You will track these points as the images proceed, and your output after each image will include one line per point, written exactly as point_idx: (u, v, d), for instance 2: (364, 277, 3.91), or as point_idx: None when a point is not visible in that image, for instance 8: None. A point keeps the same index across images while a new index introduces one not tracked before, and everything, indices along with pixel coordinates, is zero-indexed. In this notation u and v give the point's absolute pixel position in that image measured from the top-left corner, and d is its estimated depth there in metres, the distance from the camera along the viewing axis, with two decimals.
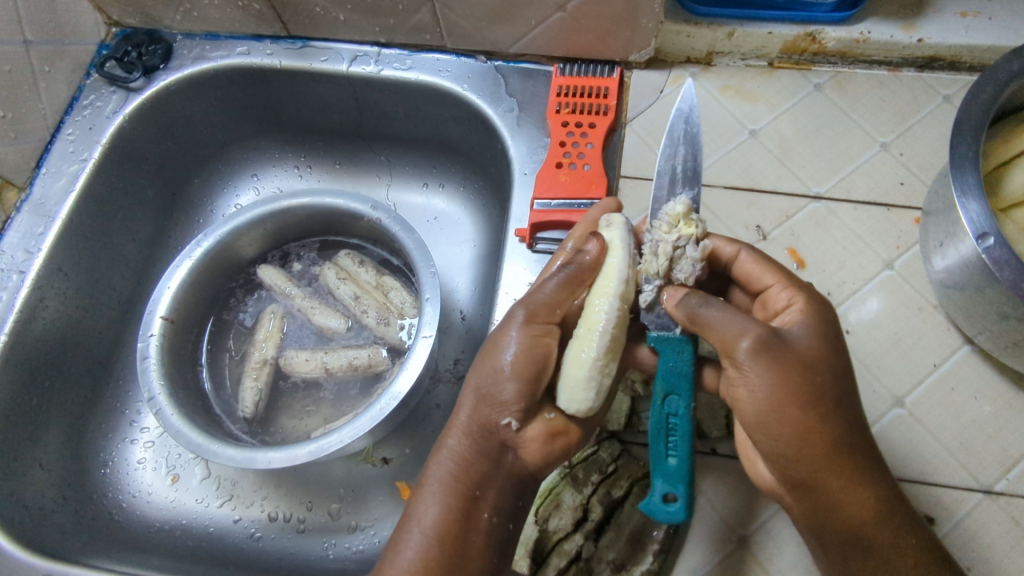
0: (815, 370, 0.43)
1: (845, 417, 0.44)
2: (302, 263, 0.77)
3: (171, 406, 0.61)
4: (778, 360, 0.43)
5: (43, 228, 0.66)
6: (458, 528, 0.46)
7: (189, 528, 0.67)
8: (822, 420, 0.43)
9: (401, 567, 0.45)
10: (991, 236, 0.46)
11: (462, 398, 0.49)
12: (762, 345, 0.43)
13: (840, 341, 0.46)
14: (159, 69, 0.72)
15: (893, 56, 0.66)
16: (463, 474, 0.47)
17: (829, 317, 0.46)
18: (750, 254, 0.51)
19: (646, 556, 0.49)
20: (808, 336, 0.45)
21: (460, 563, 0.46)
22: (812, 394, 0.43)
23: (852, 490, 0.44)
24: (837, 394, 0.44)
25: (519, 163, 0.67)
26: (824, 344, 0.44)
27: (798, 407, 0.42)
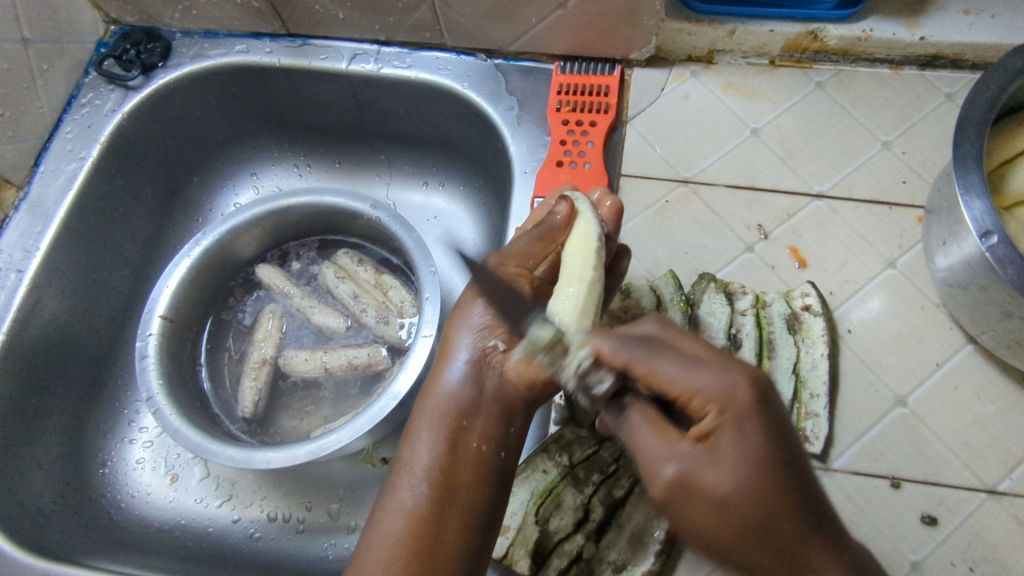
0: (724, 498, 0.37)
1: (793, 536, 0.36)
2: (301, 263, 0.76)
3: (169, 405, 0.61)
4: (689, 497, 0.38)
5: (41, 227, 0.66)
6: (448, 459, 0.49)
7: (189, 528, 0.67)
8: (747, 538, 0.37)
9: (396, 504, 0.47)
10: (994, 235, 0.45)
11: (447, 344, 0.54)
12: (670, 485, 0.39)
13: (755, 447, 0.37)
14: (158, 67, 0.72)
15: (895, 54, 0.65)
16: (451, 405, 0.51)
17: (756, 422, 0.37)
18: (632, 359, 0.42)
19: (647, 557, 0.49)
20: (732, 460, 0.37)
21: (454, 495, 0.47)
22: (734, 527, 0.37)
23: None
24: (772, 518, 0.36)
25: (520, 161, 0.66)
26: (731, 466, 0.37)
27: (724, 541, 0.38)
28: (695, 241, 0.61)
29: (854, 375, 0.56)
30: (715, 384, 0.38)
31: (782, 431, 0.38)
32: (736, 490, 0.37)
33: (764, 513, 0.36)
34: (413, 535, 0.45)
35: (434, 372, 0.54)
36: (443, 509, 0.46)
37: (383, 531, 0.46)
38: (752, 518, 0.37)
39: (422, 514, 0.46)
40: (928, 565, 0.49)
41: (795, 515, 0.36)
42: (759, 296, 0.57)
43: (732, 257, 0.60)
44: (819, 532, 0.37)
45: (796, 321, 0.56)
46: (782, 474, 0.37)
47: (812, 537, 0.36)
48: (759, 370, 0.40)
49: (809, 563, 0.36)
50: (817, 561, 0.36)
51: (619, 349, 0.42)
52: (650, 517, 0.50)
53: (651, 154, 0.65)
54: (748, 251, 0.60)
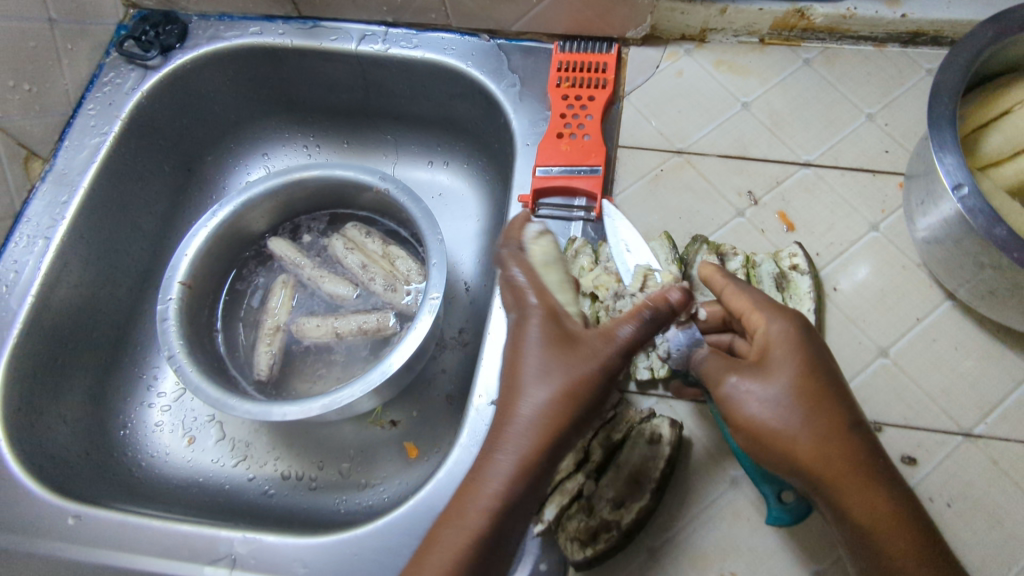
0: (784, 399, 0.45)
1: (835, 436, 0.44)
2: (311, 235, 0.80)
3: (189, 363, 0.64)
4: (753, 393, 0.46)
5: (66, 198, 0.69)
6: (524, 499, 0.44)
7: (206, 485, 0.70)
8: (808, 440, 0.44)
9: (468, 528, 0.43)
10: (965, 186, 0.49)
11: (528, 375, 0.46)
12: (737, 383, 0.46)
13: (805, 351, 0.46)
14: (176, 48, 0.75)
15: (878, 31, 0.69)
16: (539, 433, 0.45)
17: (797, 345, 0.46)
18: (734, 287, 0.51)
19: (644, 494, 0.52)
20: (783, 373, 0.46)
21: (515, 529, 0.44)
22: (791, 426, 0.45)
23: (861, 491, 0.43)
24: (819, 420, 0.45)
25: (522, 134, 0.69)
26: (794, 371, 0.46)
27: (785, 433, 0.44)
28: (689, 207, 0.65)
29: (839, 329, 0.59)
30: (770, 315, 0.48)
31: (829, 361, 0.47)
32: (785, 384, 0.45)
33: (815, 421, 0.45)
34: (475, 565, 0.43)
35: (513, 403, 0.46)
36: (512, 519, 0.44)
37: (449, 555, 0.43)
38: (802, 408, 0.45)
39: (491, 543, 0.43)
40: None
41: (835, 420, 0.45)
42: (749, 257, 0.61)
43: (724, 222, 0.64)
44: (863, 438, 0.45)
45: (784, 280, 0.60)
46: (824, 388, 0.46)
47: (849, 438, 0.45)
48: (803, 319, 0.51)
49: (848, 459, 0.44)
50: (846, 451, 0.44)
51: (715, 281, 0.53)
52: (647, 458, 0.53)
53: (646, 126, 0.68)
54: (739, 216, 0.64)
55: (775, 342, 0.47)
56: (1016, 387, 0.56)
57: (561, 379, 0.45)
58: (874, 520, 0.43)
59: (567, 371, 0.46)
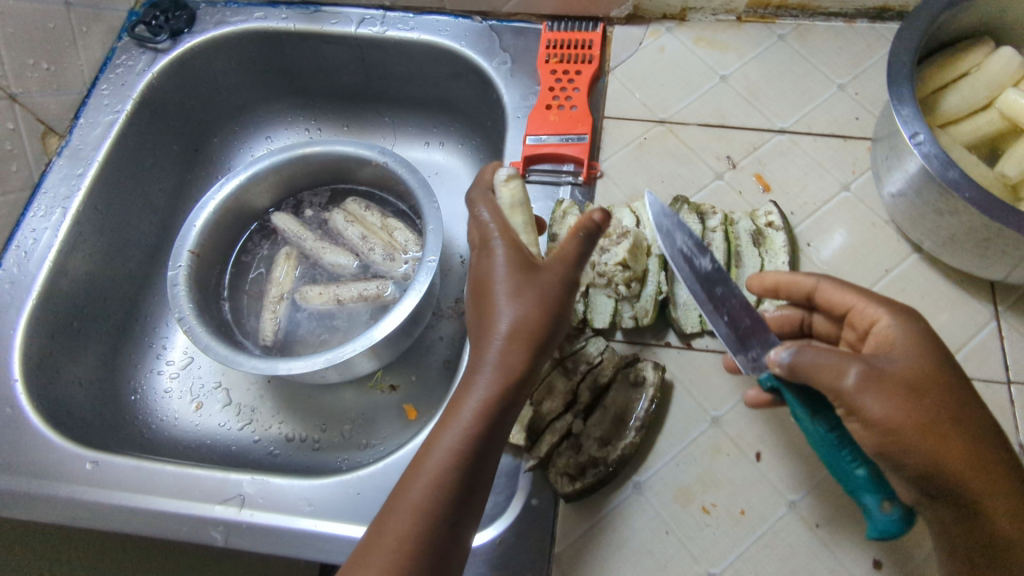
0: (923, 393, 0.40)
1: (968, 432, 0.41)
2: (312, 210, 0.83)
3: (199, 324, 0.67)
4: (883, 388, 0.40)
5: (82, 171, 0.73)
6: (490, 447, 0.43)
7: (214, 445, 0.73)
8: (943, 440, 0.40)
9: (431, 475, 0.42)
10: (921, 133, 0.52)
11: (493, 322, 0.46)
12: (865, 378, 0.40)
13: (937, 348, 0.43)
14: (185, 32, 0.79)
15: (848, 8, 0.73)
16: (506, 358, 0.44)
17: (919, 338, 0.44)
18: (829, 283, 0.51)
19: (629, 432, 0.55)
20: (913, 362, 0.42)
21: (481, 478, 0.43)
22: (927, 415, 0.40)
23: (989, 491, 0.40)
24: (953, 415, 0.41)
25: (513, 108, 0.73)
26: (921, 364, 0.42)
27: (922, 425, 0.39)
28: (671, 172, 0.68)
29: None
30: (881, 312, 0.47)
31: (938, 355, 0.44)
32: (917, 374, 0.42)
33: (949, 418, 0.40)
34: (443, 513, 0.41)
35: (476, 350, 0.45)
36: (484, 450, 0.43)
37: (414, 501, 0.41)
38: (938, 402, 0.41)
39: (458, 489, 0.42)
40: None
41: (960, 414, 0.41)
42: (728, 216, 0.64)
43: (704, 185, 0.67)
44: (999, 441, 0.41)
45: (760, 236, 0.63)
46: (957, 383, 0.42)
47: (984, 439, 0.41)
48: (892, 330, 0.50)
49: (980, 456, 0.40)
50: (977, 448, 0.41)
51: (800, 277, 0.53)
52: (631, 400, 0.57)
53: (630, 98, 0.72)
54: (718, 179, 0.67)
55: (899, 336, 0.44)
56: (978, 331, 0.59)
57: (519, 328, 0.45)
58: (1010, 518, 0.40)
59: (518, 320, 0.45)
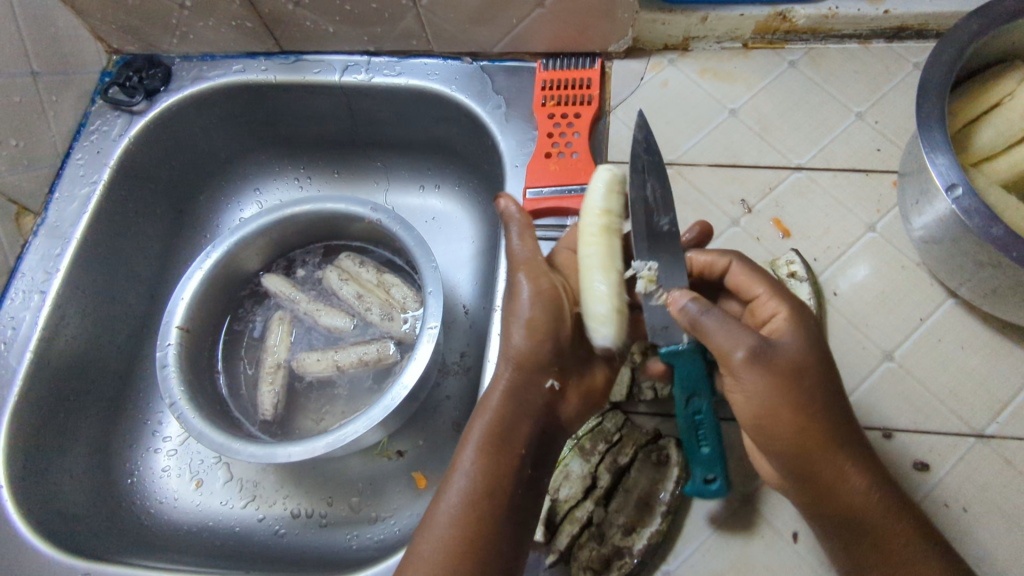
0: (805, 398, 0.45)
1: (830, 452, 0.46)
2: (305, 270, 0.80)
3: (192, 410, 0.64)
4: (768, 370, 0.45)
5: (60, 249, 0.69)
6: (499, 468, 0.49)
7: (216, 529, 0.69)
8: (815, 427, 0.46)
9: (449, 500, 0.48)
10: (959, 186, 0.48)
11: (500, 364, 0.53)
12: (752, 355, 0.45)
13: (807, 377, 0.46)
14: (160, 91, 0.75)
15: (862, 28, 0.68)
16: (504, 418, 0.51)
17: (805, 313, 0.49)
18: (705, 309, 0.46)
19: (655, 518, 0.52)
20: (757, 383, 0.45)
21: (494, 495, 0.48)
22: (798, 395, 0.45)
23: (845, 482, 0.46)
24: (818, 385, 0.46)
25: (510, 156, 0.69)
26: (808, 355, 0.46)
27: (788, 406, 0.45)
28: (683, 220, 0.64)
29: (842, 334, 0.58)
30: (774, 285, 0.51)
31: (826, 374, 0.47)
32: (763, 393, 0.45)
33: (812, 384, 0.46)
34: (462, 534, 0.46)
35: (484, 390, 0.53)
36: (490, 509, 0.47)
37: (436, 523, 0.47)
38: (822, 423, 0.46)
39: (474, 511, 0.47)
40: (923, 509, 0.52)
41: (827, 433, 0.46)
42: None
43: (718, 232, 0.64)
44: (836, 403, 0.47)
45: (783, 288, 0.59)
46: (827, 360, 0.47)
47: (835, 402, 0.47)
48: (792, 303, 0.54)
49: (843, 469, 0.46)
50: (847, 466, 0.46)
51: (721, 255, 0.54)
52: (655, 482, 0.53)
53: (634, 140, 0.68)
54: (733, 225, 0.64)
55: (759, 372, 0.45)
56: None
57: (521, 362, 0.52)
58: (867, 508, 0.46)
59: (522, 353, 0.52)
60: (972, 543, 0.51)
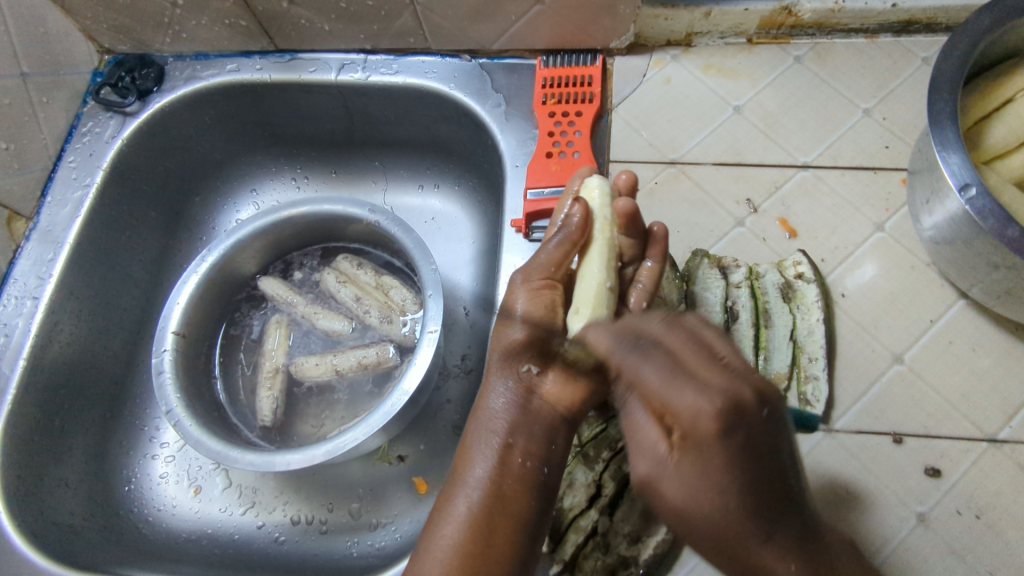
0: (722, 535, 0.36)
1: (760, 555, 0.36)
2: (303, 272, 0.78)
3: (188, 417, 0.63)
4: (665, 481, 0.38)
5: (53, 254, 0.68)
6: (497, 474, 0.48)
7: (215, 537, 0.68)
8: (730, 552, 0.37)
9: (452, 513, 0.48)
10: (973, 186, 0.47)
11: (491, 365, 0.54)
12: (648, 475, 0.39)
13: (712, 485, 0.35)
14: (153, 92, 0.74)
15: (869, 23, 0.66)
16: (500, 421, 0.51)
17: (718, 445, 0.35)
18: (652, 383, 0.37)
19: (661, 527, 0.51)
20: (689, 483, 0.36)
21: (498, 502, 0.47)
22: (721, 530, 0.36)
23: None
24: (741, 535, 0.36)
25: (510, 155, 0.67)
26: (709, 491, 0.35)
27: (717, 536, 0.36)
28: (686, 221, 0.63)
29: (850, 336, 0.57)
30: (688, 404, 0.35)
31: (745, 475, 0.35)
32: (688, 505, 0.37)
33: (732, 533, 0.36)
34: (463, 546, 0.46)
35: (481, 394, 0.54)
36: (492, 517, 0.47)
37: (439, 538, 0.47)
38: (723, 535, 0.36)
39: (475, 520, 0.47)
40: (934, 516, 0.51)
41: (746, 543, 0.36)
42: (752, 268, 0.59)
43: (723, 232, 0.62)
44: (768, 544, 0.36)
45: (790, 289, 0.58)
46: (757, 507, 0.36)
47: (761, 542, 0.36)
48: (761, 385, 0.36)
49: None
50: (771, 568, 0.36)
51: (616, 341, 0.42)
52: None
53: (637, 139, 0.67)
54: (738, 225, 0.62)
55: (655, 476, 0.38)
56: None
57: (504, 358, 0.53)
58: None
59: (505, 349, 0.53)
60: (984, 551, 0.49)
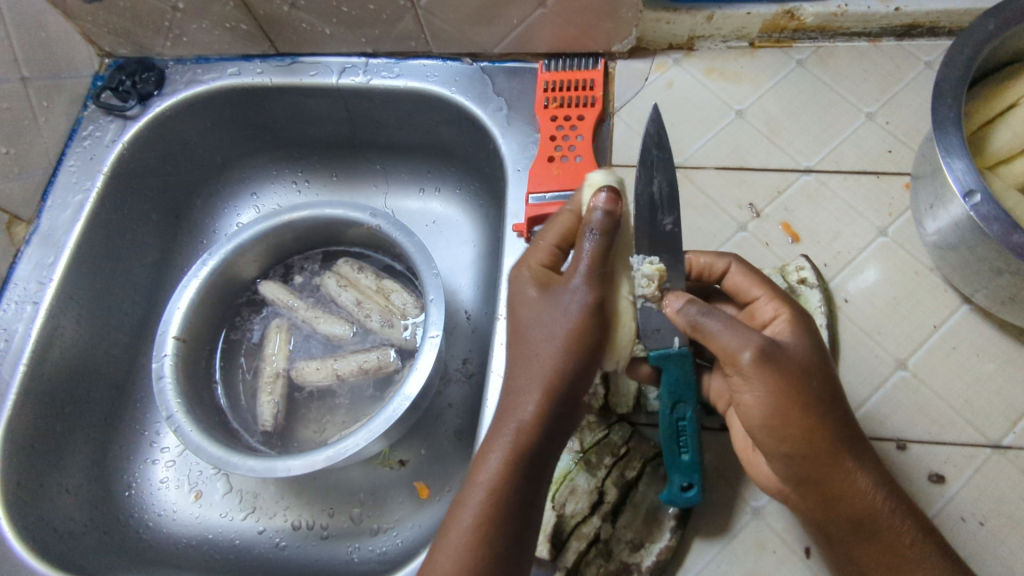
0: (818, 426, 0.44)
1: (824, 442, 0.45)
2: (303, 276, 0.78)
3: (189, 423, 0.63)
4: (767, 382, 0.44)
5: (53, 259, 0.68)
6: (515, 491, 0.44)
7: (216, 542, 0.68)
8: (823, 440, 0.44)
9: (461, 522, 0.44)
10: (977, 193, 0.47)
11: (518, 367, 0.47)
12: (753, 378, 0.44)
13: (795, 381, 0.44)
14: (154, 96, 0.74)
15: (872, 26, 0.66)
16: (527, 434, 0.45)
17: (805, 329, 0.48)
18: (710, 335, 0.45)
19: (664, 533, 0.51)
20: (766, 389, 0.44)
21: (515, 518, 0.44)
22: (808, 421, 0.44)
23: (855, 481, 0.45)
24: (816, 426, 0.44)
25: (512, 159, 0.67)
26: (779, 393, 0.44)
27: (804, 430, 0.44)
28: (689, 226, 0.63)
29: (853, 341, 0.57)
30: (754, 333, 0.44)
31: (807, 371, 0.45)
32: (764, 401, 0.44)
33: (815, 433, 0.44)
34: (474, 559, 0.43)
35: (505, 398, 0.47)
36: (504, 536, 0.44)
37: (451, 549, 0.43)
38: (798, 427, 0.44)
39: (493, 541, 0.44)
40: (939, 523, 0.50)
41: (813, 428, 0.44)
42: None
43: (726, 237, 0.62)
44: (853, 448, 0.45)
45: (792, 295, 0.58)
46: (806, 399, 0.44)
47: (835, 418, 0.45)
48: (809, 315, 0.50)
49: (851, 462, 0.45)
50: (850, 464, 0.45)
51: (720, 258, 0.55)
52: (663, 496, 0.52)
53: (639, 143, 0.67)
54: (741, 230, 0.62)
55: (750, 393, 0.44)
56: None
57: (538, 364, 0.46)
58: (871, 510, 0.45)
59: (539, 356, 0.46)
60: (989, 558, 0.49)
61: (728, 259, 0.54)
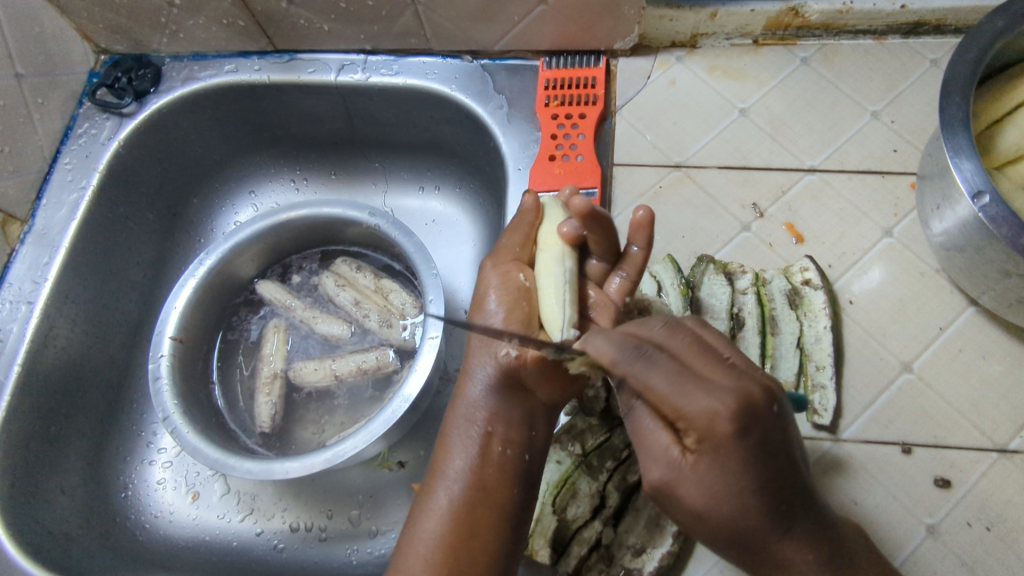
0: (743, 534, 0.38)
1: (769, 539, 0.38)
2: (301, 275, 0.77)
3: (185, 424, 0.62)
4: (683, 487, 0.38)
5: (48, 258, 0.67)
6: (477, 465, 0.48)
7: (213, 544, 0.68)
8: (750, 550, 0.39)
9: (432, 507, 0.47)
10: (986, 194, 0.46)
11: (470, 346, 0.52)
12: (664, 485, 0.39)
13: (743, 468, 0.36)
14: (150, 93, 0.73)
15: (877, 24, 0.65)
16: (479, 410, 0.49)
17: (733, 457, 0.36)
18: (647, 420, 0.40)
19: (666, 538, 0.50)
20: (709, 489, 0.37)
21: (483, 491, 0.47)
22: (730, 537, 0.38)
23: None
24: (754, 532, 0.38)
25: (512, 158, 0.66)
26: (722, 495, 0.37)
27: (735, 538, 0.38)
28: (692, 226, 0.62)
29: (858, 344, 0.56)
30: (700, 413, 0.36)
31: (761, 467, 0.36)
32: (717, 507, 0.38)
33: (750, 531, 0.38)
34: (445, 536, 0.46)
35: (459, 378, 0.52)
36: (473, 509, 0.46)
37: (422, 533, 0.47)
38: (733, 531, 0.38)
39: (455, 513, 0.46)
40: (945, 528, 0.50)
41: (762, 528, 0.38)
42: (759, 274, 0.58)
43: (729, 237, 0.61)
44: (786, 535, 0.38)
45: (797, 296, 0.57)
46: (755, 500, 0.37)
47: (782, 540, 0.38)
48: (761, 386, 0.37)
49: (779, 556, 0.39)
50: (783, 554, 0.38)
51: (614, 354, 0.39)
52: None
53: (642, 142, 0.66)
54: (745, 230, 0.61)
55: (705, 500, 0.38)
56: None
57: (482, 339, 0.51)
58: None
59: (483, 332, 0.51)
60: (996, 565, 0.49)
61: (616, 350, 0.39)
